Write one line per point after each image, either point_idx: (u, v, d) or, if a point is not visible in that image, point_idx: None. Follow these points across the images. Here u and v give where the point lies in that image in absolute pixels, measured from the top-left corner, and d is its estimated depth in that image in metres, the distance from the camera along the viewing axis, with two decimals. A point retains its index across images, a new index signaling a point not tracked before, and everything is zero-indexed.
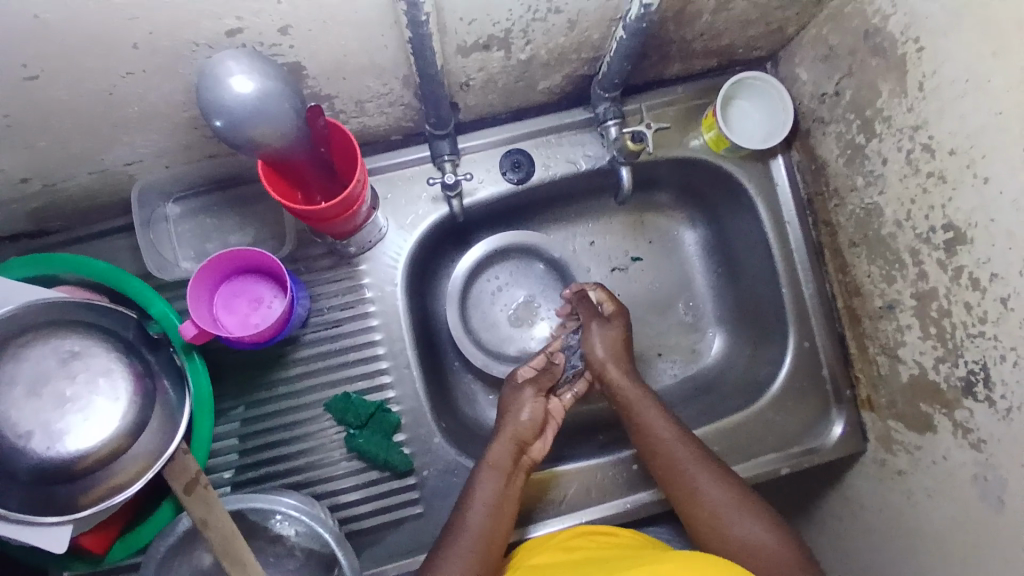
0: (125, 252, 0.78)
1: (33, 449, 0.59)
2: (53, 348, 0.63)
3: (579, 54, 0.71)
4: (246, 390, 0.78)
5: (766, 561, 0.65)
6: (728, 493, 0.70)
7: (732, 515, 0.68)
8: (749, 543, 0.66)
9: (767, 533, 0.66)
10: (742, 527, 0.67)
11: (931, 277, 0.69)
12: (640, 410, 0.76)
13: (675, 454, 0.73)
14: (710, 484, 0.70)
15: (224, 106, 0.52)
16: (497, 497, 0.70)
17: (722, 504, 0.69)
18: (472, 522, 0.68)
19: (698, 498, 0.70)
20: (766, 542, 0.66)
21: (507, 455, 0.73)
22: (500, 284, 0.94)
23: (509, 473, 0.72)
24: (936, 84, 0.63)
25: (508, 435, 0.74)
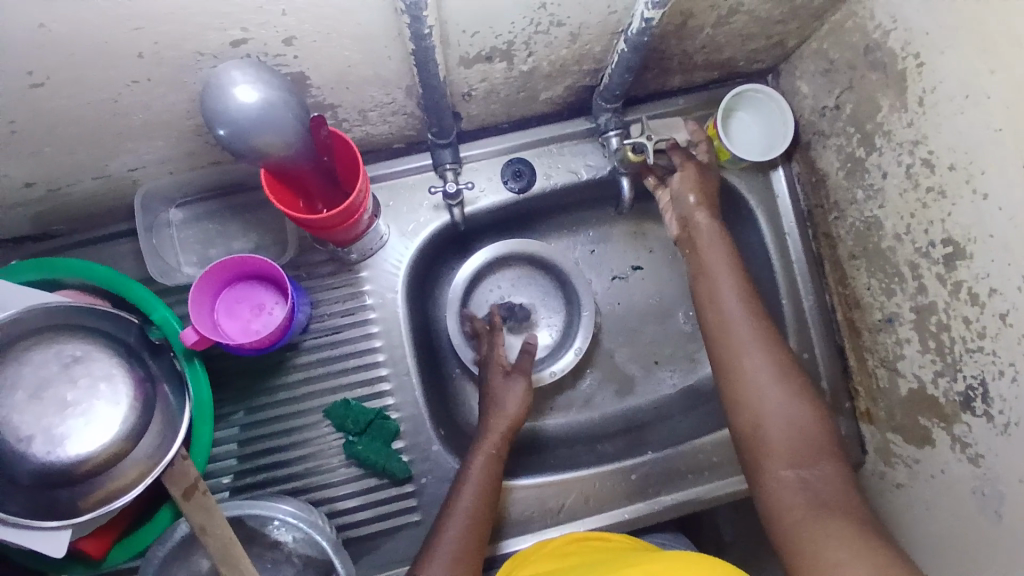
0: (128, 258, 0.79)
1: (34, 453, 0.60)
2: (56, 352, 0.63)
3: (580, 66, 0.72)
4: (245, 396, 0.78)
5: (793, 438, 0.64)
6: (775, 368, 0.67)
7: (774, 386, 0.67)
8: (780, 414, 0.65)
9: (799, 408, 0.66)
10: (778, 399, 0.66)
11: (930, 292, 0.69)
12: (709, 260, 0.74)
13: (733, 312, 0.71)
14: (752, 349, 0.69)
15: (226, 115, 0.52)
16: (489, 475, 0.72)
17: (756, 369, 0.67)
18: (461, 509, 0.69)
19: (744, 362, 0.68)
20: (800, 420, 0.65)
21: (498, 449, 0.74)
22: (501, 291, 0.94)
23: (493, 458, 0.73)
24: (935, 99, 0.64)
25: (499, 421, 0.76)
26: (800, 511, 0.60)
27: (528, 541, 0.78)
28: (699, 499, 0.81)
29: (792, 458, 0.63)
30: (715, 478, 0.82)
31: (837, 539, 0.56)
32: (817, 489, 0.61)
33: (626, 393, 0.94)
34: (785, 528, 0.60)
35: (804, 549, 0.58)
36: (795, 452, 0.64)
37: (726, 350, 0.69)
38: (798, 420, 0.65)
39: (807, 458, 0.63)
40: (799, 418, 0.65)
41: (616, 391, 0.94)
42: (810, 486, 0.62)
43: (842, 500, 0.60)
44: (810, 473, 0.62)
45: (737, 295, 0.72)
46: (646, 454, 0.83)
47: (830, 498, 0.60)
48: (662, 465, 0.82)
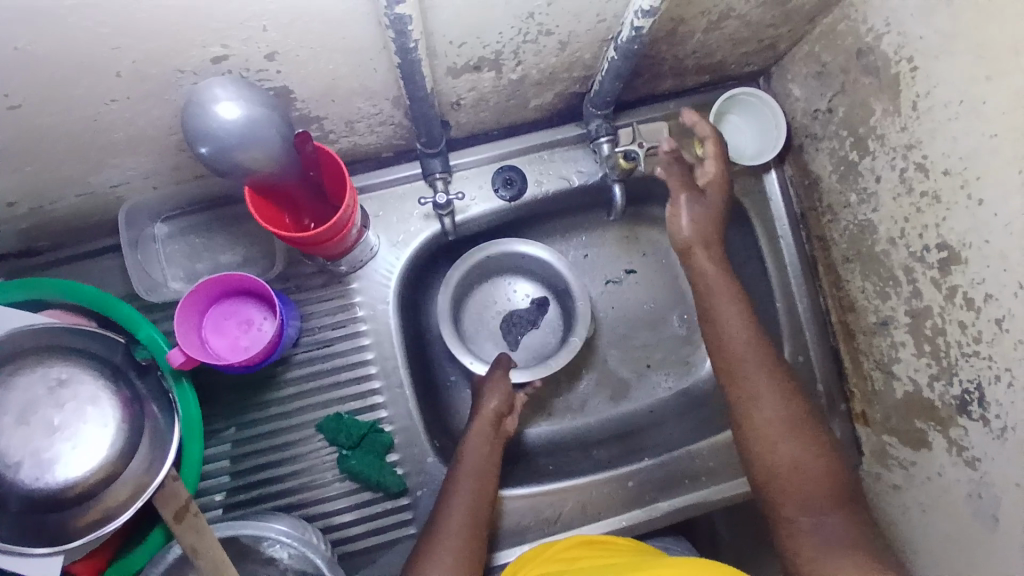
0: (114, 273, 0.78)
1: (21, 478, 0.59)
2: (42, 374, 0.62)
3: (570, 73, 0.71)
4: (236, 411, 0.77)
5: (808, 487, 0.66)
6: (789, 414, 0.69)
7: (790, 438, 0.68)
8: (795, 462, 0.67)
9: (814, 459, 0.67)
10: (794, 448, 0.67)
11: (925, 296, 0.69)
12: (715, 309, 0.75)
13: (747, 365, 0.72)
14: (767, 395, 0.70)
15: (210, 134, 0.51)
16: (479, 468, 0.73)
17: (772, 417, 0.69)
18: (460, 490, 0.71)
19: (761, 413, 0.70)
20: (815, 469, 0.66)
21: (487, 424, 0.76)
22: (496, 295, 0.93)
23: (487, 441, 0.75)
24: (930, 103, 0.63)
25: (481, 421, 0.76)
26: (815, 555, 0.62)
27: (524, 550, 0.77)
28: (696, 505, 0.81)
29: (805, 502, 0.65)
30: (712, 483, 0.81)
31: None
32: (830, 540, 0.62)
33: (622, 398, 0.94)
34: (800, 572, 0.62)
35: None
36: (808, 496, 0.65)
37: (739, 396, 0.71)
38: (814, 468, 0.66)
39: (821, 505, 0.65)
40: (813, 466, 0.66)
41: (611, 397, 0.94)
42: (826, 532, 0.63)
43: (858, 546, 0.61)
44: (826, 519, 0.64)
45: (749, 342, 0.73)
46: (643, 461, 0.83)
47: (846, 542, 0.62)
48: (658, 471, 0.82)
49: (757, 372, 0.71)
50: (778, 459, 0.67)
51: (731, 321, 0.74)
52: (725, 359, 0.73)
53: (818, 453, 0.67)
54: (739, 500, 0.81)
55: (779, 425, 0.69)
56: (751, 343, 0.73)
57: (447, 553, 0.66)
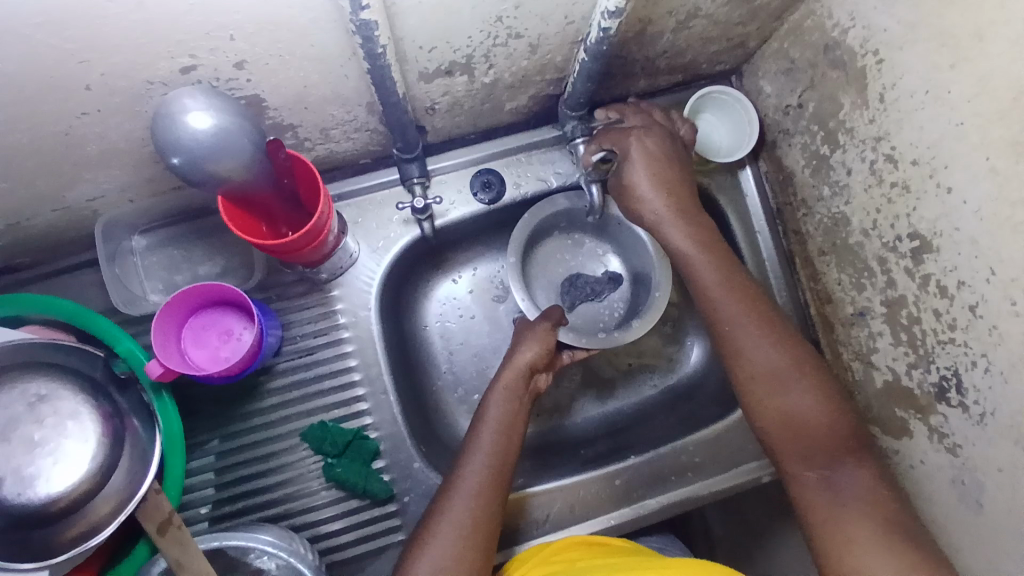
0: (93, 288, 0.77)
1: (4, 495, 0.59)
2: (22, 391, 0.62)
3: (543, 75, 0.71)
4: (220, 423, 0.77)
5: (811, 437, 0.65)
6: (783, 364, 0.68)
7: (790, 388, 0.67)
8: (792, 414, 0.66)
9: (812, 408, 0.66)
10: (793, 398, 0.66)
11: (899, 285, 0.70)
12: (694, 270, 0.73)
13: (735, 322, 0.71)
14: (757, 348, 0.69)
15: (181, 144, 0.51)
16: (505, 424, 0.71)
17: (765, 368, 0.68)
18: (483, 444, 0.69)
19: (754, 368, 0.69)
20: (817, 419, 0.65)
21: (518, 378, 0.74)
22: (585, 250, 0.94)
23: (514, 395, 0.73)
24: (896, 95, 0.65)
25: (509, 375, 0.74)
26: (822, 511, 0.61)
27: (535, 543, 0.77)
28: (684, 500, 0.81)
29: (807, 455, 0.64)
30: (699, 478, 0.82)
31: (862, 540, 0.58)
32: (841, 490, 0.61)
33: (607, 397, 0.94)
34: (815, 527, 0.61)
35: (836, 547, 0.59)
36: (812, 449, 0.64)
37: (729, 354, 0.71)
38: (815, 418, 0.65)
39: (826, 456, 0.64)
40: (812, 416, 0.65)
41: (596, 396, 0.94)
42: (835, 485, 0.62)
43: (868, 498, 0.60)
44: (833, 471, 0.63)
45: (733, 296, 0.72)
46: (630, 459, 0.83)
47: (857, 495, 0.61)
48: (645, 469, 0.82)
49: (743, 326, 0.70)
50: (775, 413, 0.67)
51: (713, 278, 0.72)
52: (711, 315, 0.72)
53: (817, 400, 0.66)
54: (727, 494, 0.82)
55: (773, 377, 0.68)
56: (737, 297, 0.71)
57: (461, 509, 0.65)
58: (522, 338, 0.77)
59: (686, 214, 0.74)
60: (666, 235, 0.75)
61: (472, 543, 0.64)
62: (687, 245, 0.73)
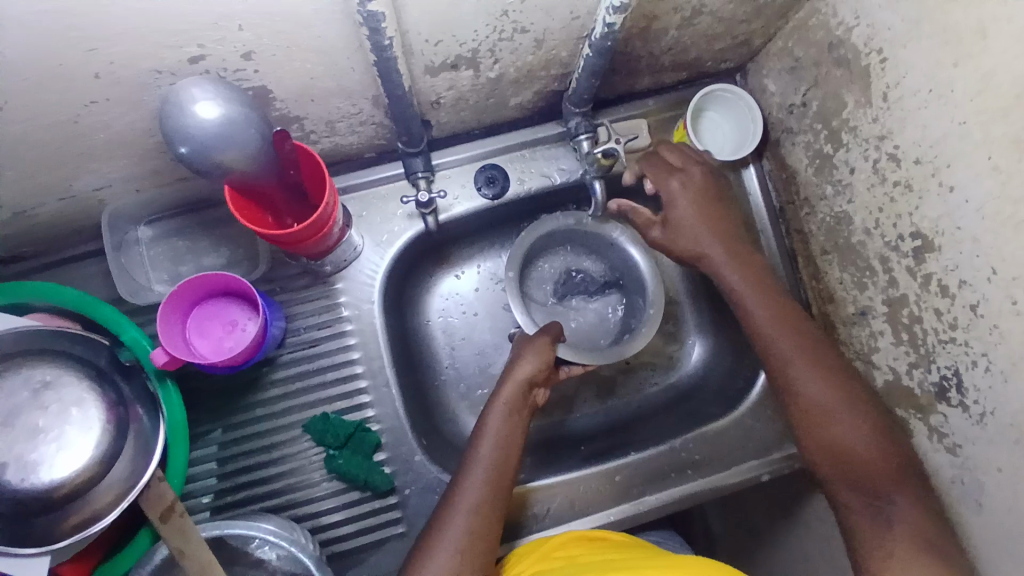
0: (97, 279, 0.78)
1: (7, 481, 0.59)
2: (25, 379, 0.62)
3: (548, 71, 0.72)
4: (222, 413, 0.77)
5: (862, 466, 0.65)
6: (835, 395, 0.68)
7: (844, 421, 0.67)
8: (843, 444, 0.66)
9: (863, 438, 0.66)
10: (844, 429, 0.67)
11: (901, 284, 0.70)
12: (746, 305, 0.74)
13: (787, 355, 0.71)
14: (809, 377, 0.69)
15: (187, 133, 0.52)
16: (504, 438, 0.71)
17: (817, 397, 0.68)
18: (482, 459, 0.69)
19: (804, 398, 0.69)
20: (867, 450, 0.65)
21: (516, 393, 0.73)
22: (574, 259, 0.94)
23: (514, 409, 0.72)
24: (899, 93, 0.65)
25: (507, 389, 0.73)
26: (870, 536, 0.62)
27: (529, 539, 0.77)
28: (685, 497, 0.81)
29: (855, 484, 0.65)
30: (699, 476, 0.82)
31: (906, 567, 0.58)
32: (890, 520, 0.62)
33: (608, 395, 0.94)
34: (861, 551, 0.62)
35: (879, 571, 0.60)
36: (860, 479, 0.65)
37: (780, 382, 0.71)
38: (866, 450, 0.65)
39: (874, 485, 0.64)
40: (864, 448, 0.65)
41: (597, 393, 0.94)
42: (883, 513, 0.62)
43: (914, 526, 0.61)
44: (879, 500, 0.63)
45: (785, 326, 0.72)
46: (630, 456, 0.83)
47: (904, 522, 0.61)
48: (646, 465, 0.82)
49: (796, 356, 0.70)
50: (828, 442, 0.67)
51: (763, 312, 0.73)
52: (762, 344, 0.73)
53: (869, 431, 0.66)
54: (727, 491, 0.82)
55: (827, 407, 0.68)
56: (790, 330, 0.72)
57: (459, 526, 0.65)
58: (521, 351, 0.76)
59: (736, 252, 0.77)
60: (717, 270, 0.77)
61: (471, 560, 0.64)
62: (737, 279, 0.76)
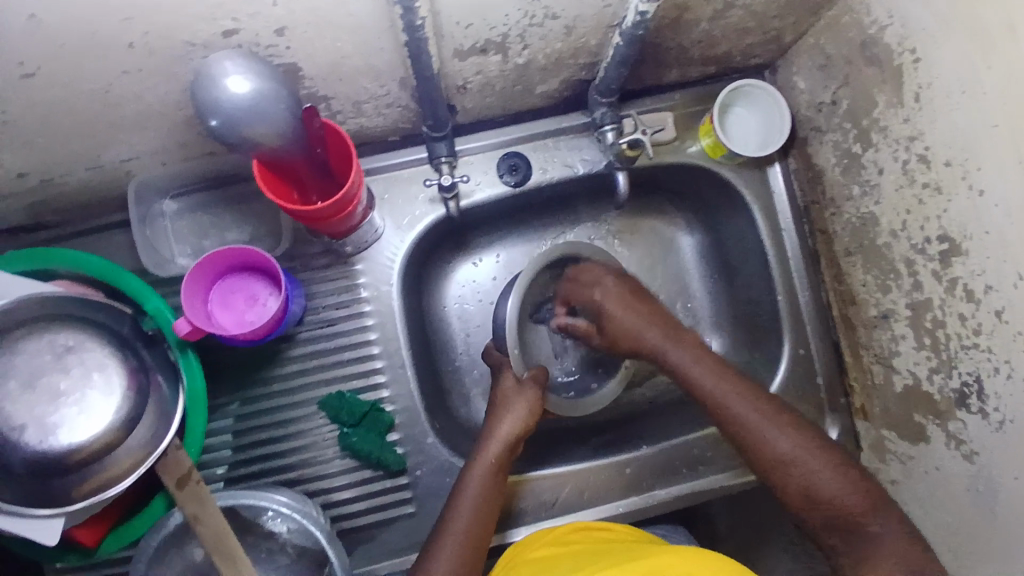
0: (122, 249, 0.79)
1: (27, 442, 0.61)
2: (49, 342, 0.64)
3: (576, 59, 0.71)
4: (240, 386, 0.79)
5: (838, 513, 0.63)
6: (796, 442, 0.67)
7: (800, 461, 0.66)
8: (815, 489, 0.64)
9: (831, 479, 0.64)
10: (815, 478, 0.65)
11: (925, 288, 0.69)
12: (684, 368, 0.73)
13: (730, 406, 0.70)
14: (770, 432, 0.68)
15: (219, 106, 0.53)
16: (483, 503, 0.69)
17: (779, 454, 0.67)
18: (460, 522, 0.68)
19: (771, 456, 0.67)
20: (839, 494, 0.64)
21: (499, 457, 0.71)
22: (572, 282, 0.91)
23: (495, 474, 0.71)
24: (931, 94, 0.64)
25: (490, 451, 0.71)
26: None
27: (526, 532, 0.78)
28: (694, 493, 0.82)
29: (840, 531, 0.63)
30: (709, 473, 0.82)
31: None
32: (876, 552, 0.60)
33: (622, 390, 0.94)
34: None
35: None
36: (842, 525, 0.63)
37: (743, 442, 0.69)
38: (840, 493, 0.64)
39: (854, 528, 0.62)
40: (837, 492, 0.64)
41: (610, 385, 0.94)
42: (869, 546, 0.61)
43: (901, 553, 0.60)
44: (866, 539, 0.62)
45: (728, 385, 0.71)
46: (642, 449, 0.83)
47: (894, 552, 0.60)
48: (656, 459, 0.83)
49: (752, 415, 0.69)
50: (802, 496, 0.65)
51: (697, 369, 0.72)
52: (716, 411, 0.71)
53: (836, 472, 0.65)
54: (735, 490, 0.82)
55: (793, 459, 0.66)
56: (722, 378, 0.71)
57: None
58: (507, 402, 0.74)
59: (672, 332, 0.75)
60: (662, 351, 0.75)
61: None
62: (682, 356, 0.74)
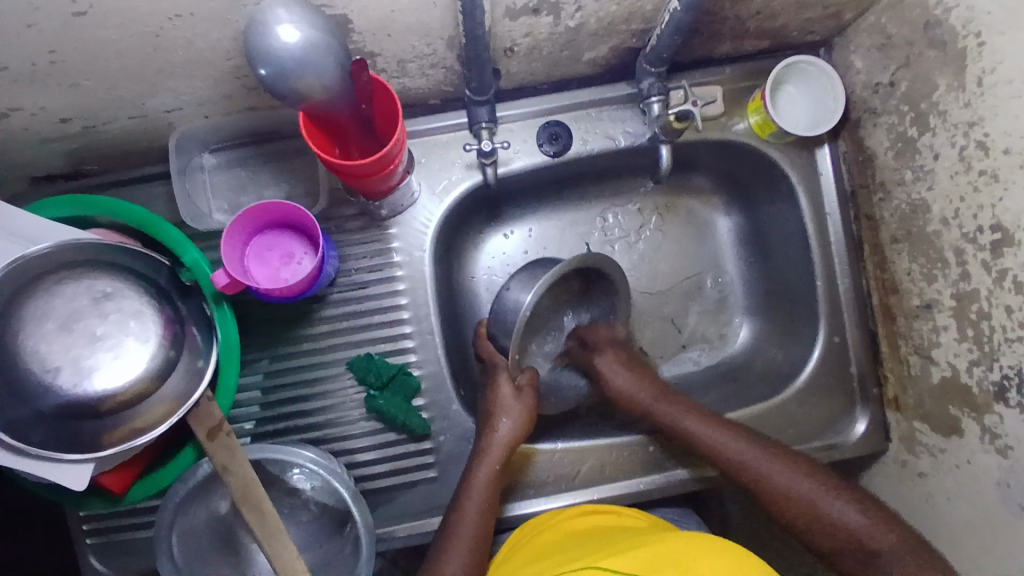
0: (159, 199, 0.79)
1: (61, 384, 0.61)
2: (87, 286, 0.64)
3: (628, 24, 0.69)
4: (270, 343, 0.79)
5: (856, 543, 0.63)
6: (801, 475, 0.68)
7: (814, 500, 0.66)
8: (832, 523, 0.65)
9: (845, 511, 0.65)
10: (828, 510, 0.65)
11: (973, 278, 0.67)
12: (678, 422, 0.75)
13: (730, 446, 0.72)
14: (771, 469, 0.69)
15: (270, 55, 0.52)
16: (486, 502, 0.70)
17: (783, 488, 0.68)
18: (466, 522, 0.68)
19: (778, 493, 0.68)
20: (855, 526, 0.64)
21: (498, 459, 0.72)
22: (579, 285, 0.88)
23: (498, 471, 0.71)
24: (995, 80, 0.62)
25: (491, 456, 0.72)
26: None
27: (543, 503, 0.78)
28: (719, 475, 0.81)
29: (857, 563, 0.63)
30: None
31: None
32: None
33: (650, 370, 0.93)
34: None
35: None
36: (862, 553, 0.63)
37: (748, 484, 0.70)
38: (857, 524, 0.64)
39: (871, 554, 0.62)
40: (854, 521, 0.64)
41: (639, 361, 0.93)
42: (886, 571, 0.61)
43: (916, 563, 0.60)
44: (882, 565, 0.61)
45: (720, 429, 0.74)
46: None
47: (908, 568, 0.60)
48: None
49: (751, 455, 0.71)
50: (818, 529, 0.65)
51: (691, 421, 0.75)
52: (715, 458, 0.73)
53: (853, 503, 0.65)
54: None
55: (805, 496, 0.67)
56: (715, 425, 0.74)
57: None
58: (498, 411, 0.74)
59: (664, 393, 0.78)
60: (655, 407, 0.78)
61: None
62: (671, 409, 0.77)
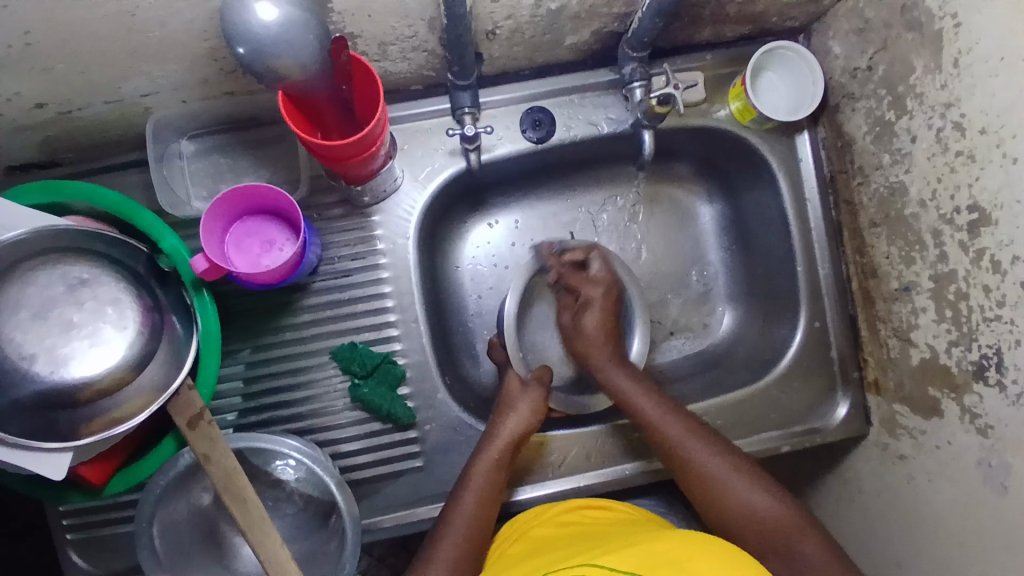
0: (136, 188, 0.77)
1: (37, 373, 0.59)
2: (62, 273, 0.62)
3: (610, 8, 0.70)
4: (251, 334, 0.78)
5: (771, 532, 0.65)
6: (727, 461, 0.70)
7: (729, 482, 0.68)
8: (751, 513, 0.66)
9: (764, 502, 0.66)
10: (744, 497, 0.67)
11: (951, 259, 0.68)
12: (626, 391, 0.76)
13: (668, 431, 0.72)
14: (703, 454, 0.70)
15: (248, 33, 0.51)
16: (484, 495, 0.69)
17: (715, 471, 0.69)
18: (463, 511, 0.68)
19: (700, 474, 0.70)
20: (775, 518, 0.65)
21: (503, 451, 0.72)
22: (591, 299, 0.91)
23: (499, 464, 0.71)
24: (971, 60, 0.63)
25: (493, 448, 0.72)
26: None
27: (528, 493, 0.78)
28: None
29: (766, 549, 0.64)
30: None
31: None
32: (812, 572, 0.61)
33: None
34: None
35: None
36: (771, 542, 0.64)
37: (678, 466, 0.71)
38: (775, 514, 0.65)
39: (783, 541, 0.64)
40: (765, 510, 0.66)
41: None
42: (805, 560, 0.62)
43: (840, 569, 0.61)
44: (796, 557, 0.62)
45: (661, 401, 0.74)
46: None
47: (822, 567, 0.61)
48: None
49: (688, 438, 0.72)
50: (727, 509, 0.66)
51: (653, 406, 0.74)
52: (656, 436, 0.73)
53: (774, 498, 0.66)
54: None
55: (723, 477, 0.69)
56: (674, 414, 0.73)
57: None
58: (512, 403, 0.76)
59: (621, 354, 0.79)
60: (607, 372, 0.78)
61: None
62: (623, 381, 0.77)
